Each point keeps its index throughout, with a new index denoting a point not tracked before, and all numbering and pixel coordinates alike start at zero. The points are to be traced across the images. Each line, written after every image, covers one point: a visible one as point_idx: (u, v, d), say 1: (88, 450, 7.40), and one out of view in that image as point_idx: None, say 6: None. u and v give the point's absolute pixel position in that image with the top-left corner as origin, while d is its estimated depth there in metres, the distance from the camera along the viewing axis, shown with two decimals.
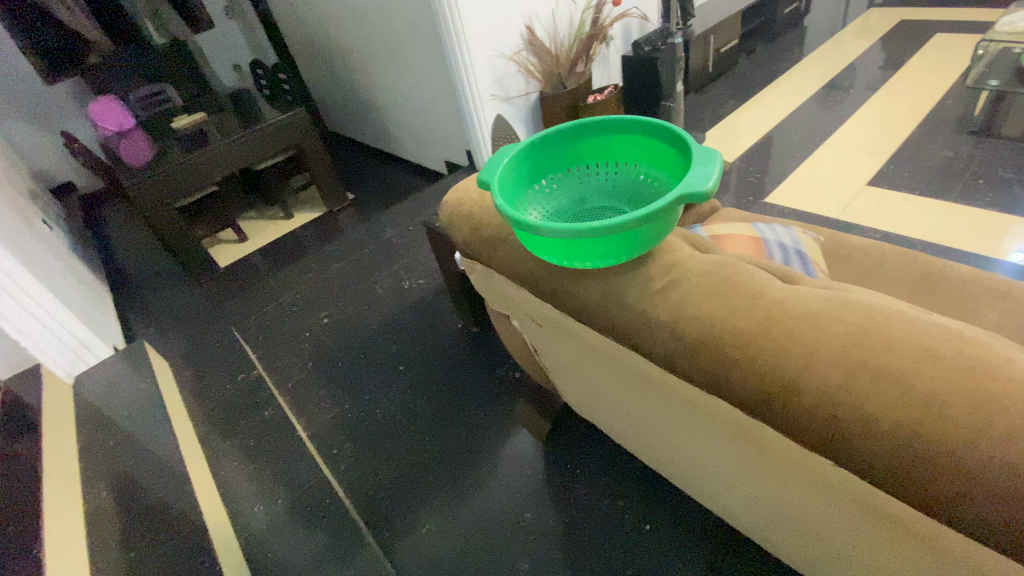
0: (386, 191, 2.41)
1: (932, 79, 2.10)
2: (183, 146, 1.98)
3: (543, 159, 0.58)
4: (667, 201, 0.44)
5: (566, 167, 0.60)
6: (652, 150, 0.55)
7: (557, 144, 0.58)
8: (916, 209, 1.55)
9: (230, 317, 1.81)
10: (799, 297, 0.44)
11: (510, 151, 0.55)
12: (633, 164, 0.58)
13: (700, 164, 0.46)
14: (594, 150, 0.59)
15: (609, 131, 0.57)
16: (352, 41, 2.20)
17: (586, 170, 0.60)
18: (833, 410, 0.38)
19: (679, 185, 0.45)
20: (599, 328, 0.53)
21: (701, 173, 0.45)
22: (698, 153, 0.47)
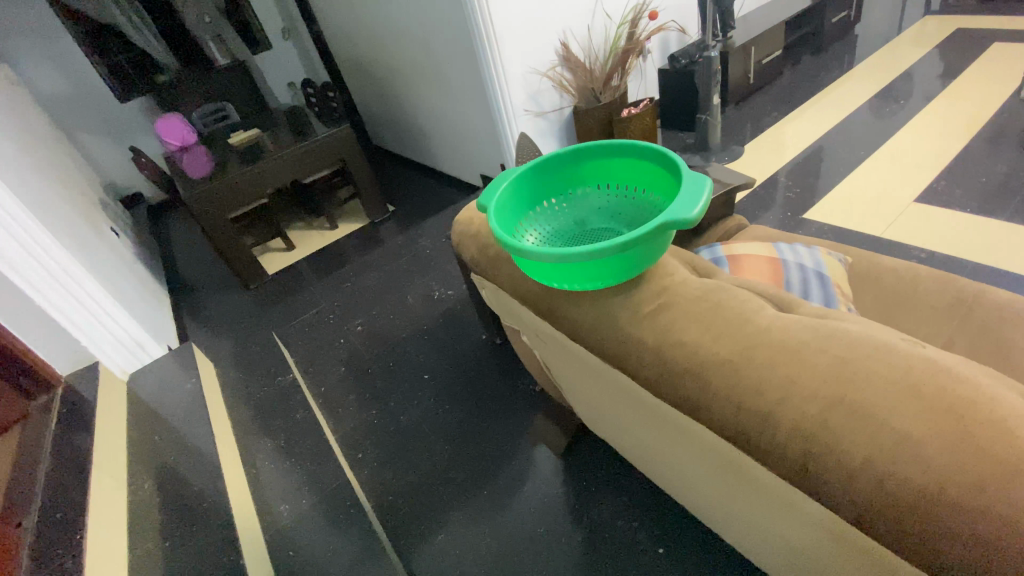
0: (423, 203, 2.48)
1: (993, 89, 1.97)
2: (237, 161, 2.11)
3: (544, 183, 0.60)
4: (652, 227, 0.45)
5: (568, 189, 0.61)
6: (650, 173, 0.56)
7: (558, 168, 0.60)
8: (969, 227, 1.46)
9: (273, 322, 1.91)
10: (786, 327, 0.44)
11: (509, 175, 0.58)
12: (633, 187, 0.58)
13: (687, 191, 0.46)
14: (596, 174, 0.60)
15: (608, 154, 0.58)
16: (395, 60, 2.30)
17: (589, 193, 0.61)
18: (808, 442, 0.38)
19: (665, 211, 0.46)
20: (590, 349, 0.53)
21: (688, 200, 0.46)
22: (687, 179, 0.47)
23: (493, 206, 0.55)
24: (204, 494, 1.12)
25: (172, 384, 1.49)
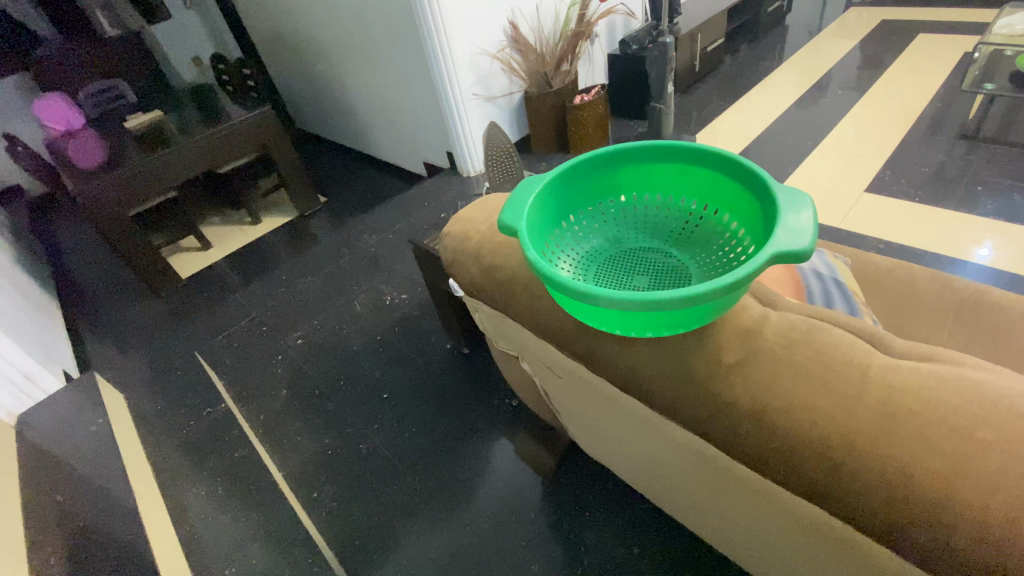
0: (362, 194, 2.26)
1: (918, 81, 2.08)
2: (139, 147, 1.80)
3: (571, 194, 0.51)
4: (757, 264, 0.35)
5: (592, 199, 0.53)
6: (700, 182, 0.49)
7: (588, 177, 0.51)
8: (917, 217, 1.51)
9: (194, 337, 1.66)
10: (915, 379, 0.35)
11: (535, 187, 0.47)
12: (673, 196, 0.52)
13: (789, 215, 0.37)
14: (629, 179, 0.52)
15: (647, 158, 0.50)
16: (323, 35, 2.05)
17: (616, 203, 0.53)
18: (995, 546, 0.29)
19: (768, 243, 0.36)
20: (650, 406, 0.43)
21: (792, 226, 0.36)
22: (782, 196, 0.39)
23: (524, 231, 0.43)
24: (126, 562, 0.93)
25: (71, 423, 1.23)
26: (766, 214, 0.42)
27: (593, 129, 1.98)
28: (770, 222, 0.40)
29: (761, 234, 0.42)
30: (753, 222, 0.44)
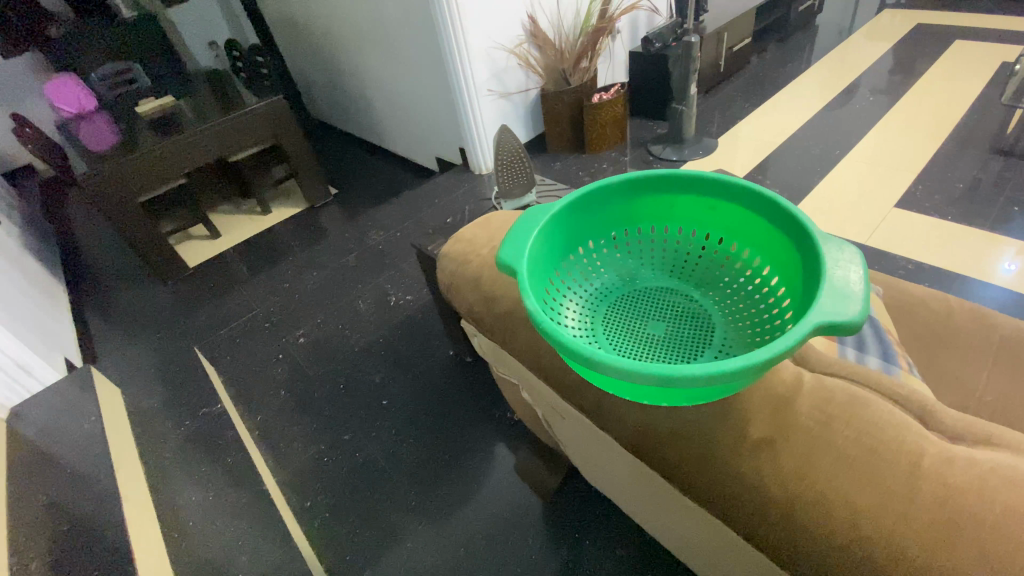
0: (372, 187, 2.22)
1: (955, 90, 1.98)
2: (150, 132, 1.78)
3: (581, 223, 0.52)
4: (802, 331, 0.33)
5: (603, 227, 0.54)
6: (716, 213, 0.50)
7: (603, 206, 0.52)
8: (949, 236, 1.43)
9: (195, 329, 1.64)
10: (978, 476, 0.30)
11: (539, 220, 0.46)
12: (687, 226, 0.53)
13: (837, 274, 0.36)
14: (640, 208, 0.53)
15: (661, 188, 0.51)
16: (337, 24, 2.00)
17: (628, 231, 0.55)
18: None
19: (816, 310, 0.34)
20: (664, 475, 0.39)
21: (840, 291, 0.34)
22: (828, 248, 0.38)
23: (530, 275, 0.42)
24: (110, 541, 0.88)
25: (67, 415, 1.21)
26: (806, 269, 0.41)
27: (609, 128, 1.92)
28: (810, 268, 0.39)
29: (799, 286, 0.42)
30: (789, 270, 0.44)
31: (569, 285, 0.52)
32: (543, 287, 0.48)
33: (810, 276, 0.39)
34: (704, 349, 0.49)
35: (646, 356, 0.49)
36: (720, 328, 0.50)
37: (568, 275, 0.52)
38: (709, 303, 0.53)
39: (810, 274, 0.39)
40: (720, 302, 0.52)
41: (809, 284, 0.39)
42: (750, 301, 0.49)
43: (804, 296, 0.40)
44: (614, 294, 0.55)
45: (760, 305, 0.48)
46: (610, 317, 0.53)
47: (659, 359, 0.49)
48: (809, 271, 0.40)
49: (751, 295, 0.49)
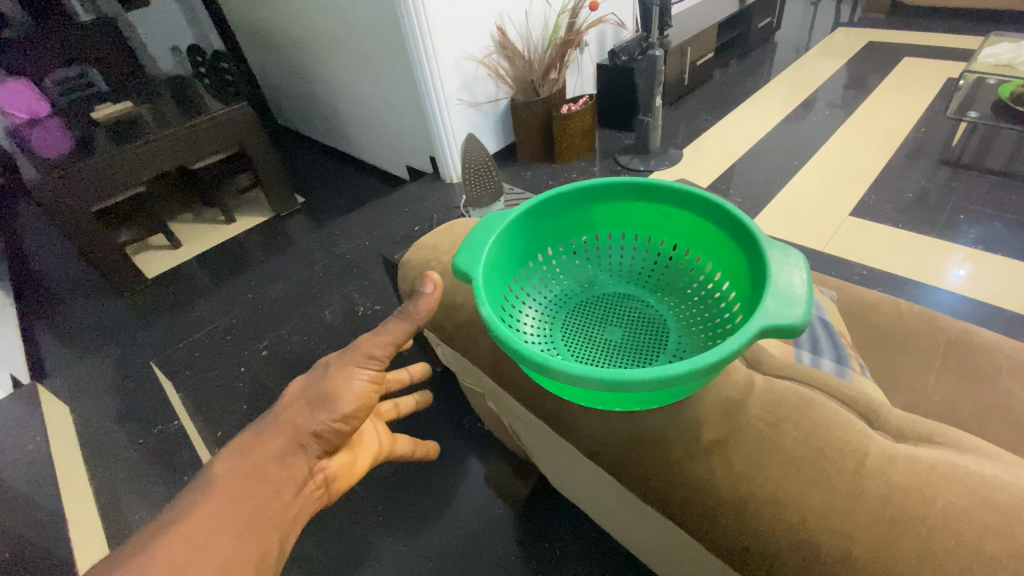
0: (340, 196, 2.18)
1: (904, 105, 2.08)
2: (110, 137, 1.71)
3: (538, 231, 0.52)
4: (749, 334, 0.34)
5: (562, 233, 0.54)
6: (670, 221, 0.51)
7: (560, 215, 0.53)
8: (900, 244, 1.49)
9: (152, 343, 1.57)
10: (918, 473, 0.30)
11: (495, 227, 0.46)
12: (643, 234, 0.54)
13: (780, 279, 0.37)
14: (597, 215, 0.54)
15: (617, 196, 0.52)
16: (304, 32, 1.97)
17: (586, 238, 0.55)
18: None
19: (761, 312, 0.34)
20: (623, 480, 0.39)
21: (782, 295, 0.35)
22: (773, 255, 0.39)
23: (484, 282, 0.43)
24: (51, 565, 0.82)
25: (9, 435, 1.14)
26: (753, 274, 0.42)
27: (578, 139, 1.95)
28: (757, 274, 0.40)
29: (747, 290, 0.43)
30: (739, 275, 0.45)
31: (528, 292, 0.53)
32: (500, 293, 0.48)
33: (757, 281, 0.40)
34: (660, 353, 0.50)
35: (603, 362, 0.49)
36: (675, 333, 0.51)
37: (526, 282, 0.53)
38: (665, 309, 0.54)
39: (757, 279, 0.40)
40: (675, 307, 0.53)
41: (756, 289, 0.40)
42: (703, 306, 0.50)
43: (753, 301, 0.41)
44: (572, 300, 0.56)
45: (711, 310, 0.49)
46: (569, 323, 0.54)
47: (616, 365, 0.49)
48: (756, 276, 0.41)
49: (704, 300, 0.50)
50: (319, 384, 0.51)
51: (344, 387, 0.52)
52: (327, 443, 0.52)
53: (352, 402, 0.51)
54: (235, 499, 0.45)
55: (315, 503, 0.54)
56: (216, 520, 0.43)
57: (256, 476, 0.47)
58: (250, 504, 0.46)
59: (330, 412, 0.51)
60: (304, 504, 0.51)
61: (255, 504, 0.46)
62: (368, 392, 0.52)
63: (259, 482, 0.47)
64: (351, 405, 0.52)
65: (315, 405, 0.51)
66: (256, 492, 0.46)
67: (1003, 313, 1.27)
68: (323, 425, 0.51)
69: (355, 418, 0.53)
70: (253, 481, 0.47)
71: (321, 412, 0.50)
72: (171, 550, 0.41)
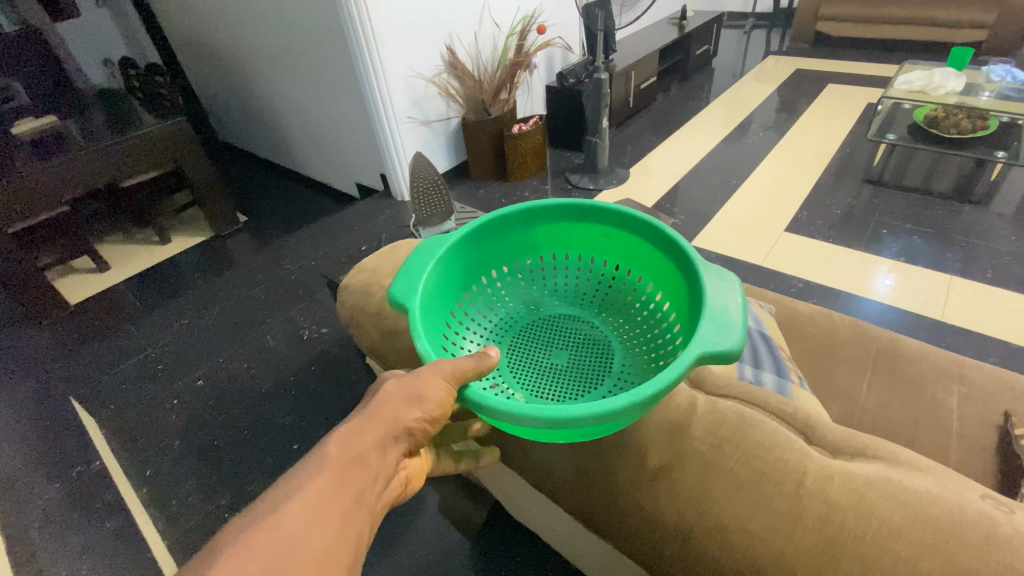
0: (286, 214, 2.10)
1: (830, 128, 2.23)
2: (31, 152, 1.59)
3: (481, 253, 0.52)
4: (690, 359, 0.34)
5: (505, 255, 0.54)
6: (611, 243, 0.52)
7: (502, 236, 0.52)
8: (832, 257, 1.58)
9: (72, 375, 1.44)
10: (852, 489, 0.31)
11: (434, 254, 0.46)
12: (588, 255, 0.54)
13: (717, 303, 0.37)
14: (541, 237, 0.53)
15: (559, 218, 0.52)
16: (247, 47, 1.91)
17: (530, 260, 0.55)
18: None
19: (698, 338, 0.35)
20: (574, 509, 0.38)
21: (718, 319, 0.36)
22: (710, 279, 0.40)
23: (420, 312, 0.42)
24: None
25: None
26: (691, 295, 0.42)
27: (529, 158, 1.96)
28: (695, 297, 0.41)
29: (686, 312, 0.43)
30: (678, 296, 0.45)
31: (471, 316, 0.52)
32: (441, 322, 0.47)
33: (694, 304, 0.41)
34: (605, 376, 0.49)
35: (547, 387, 0.48)
36: (619, 355, 0.51)
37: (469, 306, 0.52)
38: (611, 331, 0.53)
39: (695, 301, 0.40)
40: (619, 327, 0.53)
41: (694, 312, 0.40)
42: (645, 327, 0.50)
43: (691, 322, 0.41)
44: (518, 323, 0.55)
45: (653, 331, 0.49)
46: (513, 347, 0.53)
47: (560, 390, 0.49)
48: (694, 298, 0.41)
49: (647, 322, 0.50)
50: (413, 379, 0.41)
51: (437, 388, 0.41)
52: (418, 442, 0.43)
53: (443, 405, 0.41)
54: (338, 490, 0.36)
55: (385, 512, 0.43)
56: (322, 508, 0.34)
57: (358, 467, 0.38)
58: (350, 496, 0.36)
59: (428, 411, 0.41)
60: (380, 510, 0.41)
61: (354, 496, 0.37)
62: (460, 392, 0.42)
63: (359, 472, 0.38)
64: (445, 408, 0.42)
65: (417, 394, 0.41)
66: (352, 486, 0.37)
67: (926, 320, 1.36)
68: (416, 421, 0.42)
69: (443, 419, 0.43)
70: (351, 471, 0.37)
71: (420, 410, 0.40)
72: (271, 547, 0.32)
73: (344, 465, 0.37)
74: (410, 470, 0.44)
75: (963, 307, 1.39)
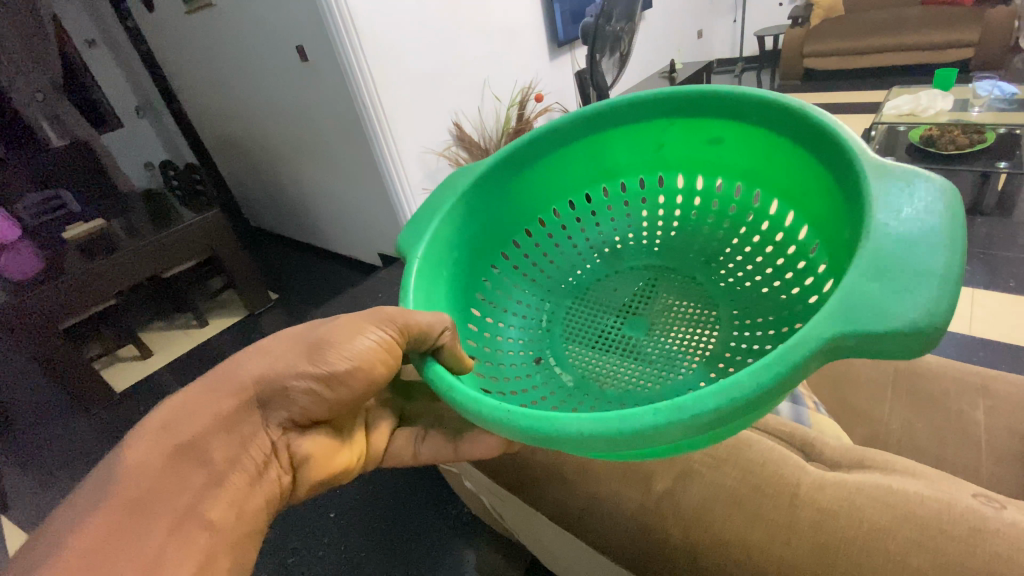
0: (314, 289, 2.21)
1: None
2: (84, 251, 1.72)
3: (488, 233, 0.71)
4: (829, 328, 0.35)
5: (516, 228, 0.74)
6: (770, 171, 0.64)
7: (503, 218, 0.72)
8: None
9: None
10: (843, 497, 0.34)
11: (428, 226, 0.62)
12: (618, 171, 0.75)
13: (869, 292, 0.36)
14: (618, 154, 0.73)
15: (677, 118, 0.68)
16: (274, 141, 2.10)
17: (607, 180, 0.76)
18: None
19: (846, 318, 0.35)
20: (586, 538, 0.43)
21: (885, 301, 0.35)
22: (864, 267, 0.37)
23: (424, 253, 0.60)
24: None
25: None
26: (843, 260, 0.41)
27: None
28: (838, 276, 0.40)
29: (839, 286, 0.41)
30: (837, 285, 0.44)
31: (530, 239, 0.76)
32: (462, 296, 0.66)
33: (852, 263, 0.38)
34: (679, 351, 0.64)
35: (573, 356, 0.66)
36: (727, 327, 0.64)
37: (536, 225, 0.75)
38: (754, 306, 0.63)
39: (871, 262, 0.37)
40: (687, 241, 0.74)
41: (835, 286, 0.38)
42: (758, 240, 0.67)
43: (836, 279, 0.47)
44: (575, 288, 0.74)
45: None
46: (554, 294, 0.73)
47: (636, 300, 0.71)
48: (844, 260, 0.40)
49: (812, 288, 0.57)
50: (319, 336, 0.49)
51: (346, 342, 0.48)
52: (301, 412, 0.49)
53: (352, 355, 0.48)
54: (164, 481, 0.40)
55: (277, 491, 0.49)
56: (132, 520, 0.38)
57: (187, 459, 0.43)
58: (184, 497, 0.41)
59: (319, 365, 0.47)
60: (260, 494, 0.47)
61: (188, 490, 0.41)
62: (372, 346, 0.48)
63: (194, 466, 0.43)
64: (349, 361, 0.48)
65: (304, 359, 0.48)
66: (187, 483, 0.42)
67: (955, 336, 1.34)
68: (307, 381, 0.48)
69: (339, 380, 0.48)
70: (183, 463, 0.42)
71: (309, 362, 0.47)
72: (97, 534, 0.36)
73: (171, 459, 0.42)
74: (304, 446, 0.51)
75: (991, 320, 1.36)
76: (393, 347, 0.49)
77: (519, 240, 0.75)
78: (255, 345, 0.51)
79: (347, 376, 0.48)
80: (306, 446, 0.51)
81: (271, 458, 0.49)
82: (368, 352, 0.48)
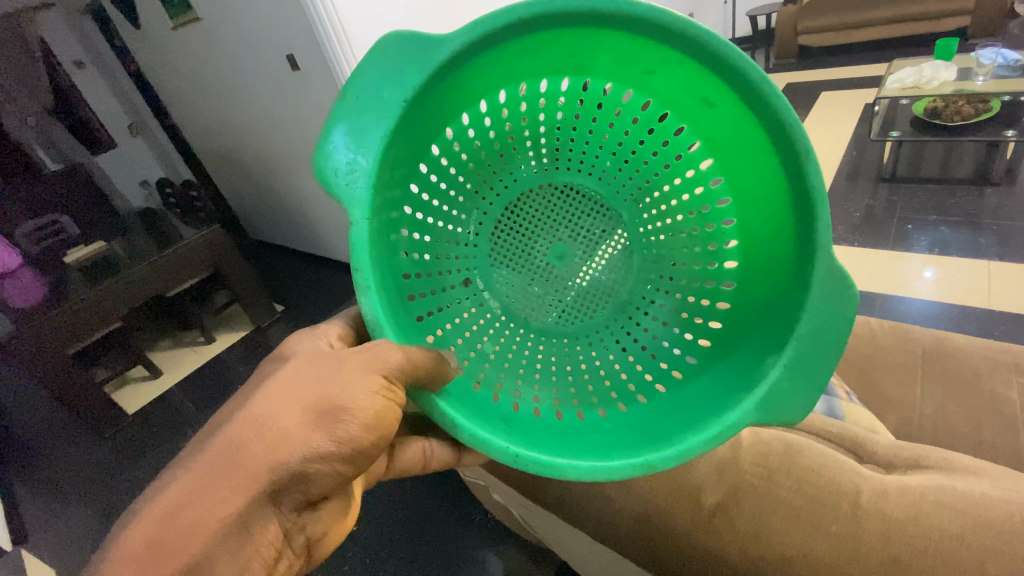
0: (319, 299, 2.20)
1: (833, 134, 2.24)
2: (85, 275, 1.68)
3: (401, 131, 0.49)
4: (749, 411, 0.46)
5: (436, 118, 0.52)
6: (740, 161, 0.52)
7: (422, 108, 0.50)
8: (860, 261, 1.56)
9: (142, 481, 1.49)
10: (909, 503, 0.39)
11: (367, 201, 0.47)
12: (581, 70, 0.53)
13: (780, 385, 0.46)
14: (602, 52, 0.51)
15: (691, 59, 0.48)
16: (270, 152, 2.08)
17: (570, 75, 0.54)
18: None
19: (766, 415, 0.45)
20: (648, 548, 0.48)
21: (789, 402, 0.46)
22: (790, 361, 0.46)
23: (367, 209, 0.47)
24: None
25: None
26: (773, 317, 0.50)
27: None
28: (767, 338, 0.49)
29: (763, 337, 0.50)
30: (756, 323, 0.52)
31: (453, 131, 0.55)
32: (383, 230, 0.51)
33: (774, 340, 0.48)
34: (598, 299, 0.61)
35: (503, 276, 0.60)
36: (630, 283, 0.61)
37: (464, 131, 0.55)
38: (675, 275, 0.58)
39: (799, 359, 0.46)
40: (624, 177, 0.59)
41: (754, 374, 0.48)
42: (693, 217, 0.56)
43: (752, 331, 0.52)
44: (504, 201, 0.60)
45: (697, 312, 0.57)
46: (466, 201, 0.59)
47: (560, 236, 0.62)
48: (777, 315, 0.49)
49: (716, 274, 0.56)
50: (326, 391, 0.40)
51: (359, 400, 0.40)
52: (312, 493, 0.40)
53: (368, 414, 0.40)
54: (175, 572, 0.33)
55: None
56: None
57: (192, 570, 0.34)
58: None
59: (333, 434, 0.39)
60: None
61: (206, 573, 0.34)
62: (385, 401, 0.41)
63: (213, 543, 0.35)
64: (368, 422, 0.40)
65: (313, 427, 0.39)
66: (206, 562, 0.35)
67: (974, 311, 1.32)
68: (320, 454, 0.39)
69: (358, 450, 0.40)
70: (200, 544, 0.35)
71: (324, 431, 0.39)
72: None
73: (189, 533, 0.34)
74: (311, 528, 0.42)
75: (1009, 293, 1.34)
76: (399, 402, 0.42)
77: (446, 147, 0.55)
78: (246, 412, 0.39)
79: (371, 449, 0.41)
80: (319, 528, 0.42)
81: (281, 552, 0.40)
82: (377, 403, 0.41)
